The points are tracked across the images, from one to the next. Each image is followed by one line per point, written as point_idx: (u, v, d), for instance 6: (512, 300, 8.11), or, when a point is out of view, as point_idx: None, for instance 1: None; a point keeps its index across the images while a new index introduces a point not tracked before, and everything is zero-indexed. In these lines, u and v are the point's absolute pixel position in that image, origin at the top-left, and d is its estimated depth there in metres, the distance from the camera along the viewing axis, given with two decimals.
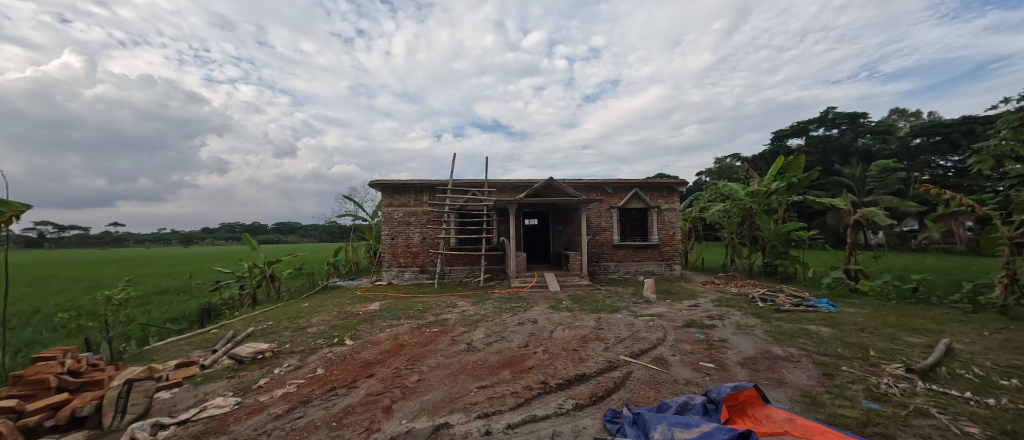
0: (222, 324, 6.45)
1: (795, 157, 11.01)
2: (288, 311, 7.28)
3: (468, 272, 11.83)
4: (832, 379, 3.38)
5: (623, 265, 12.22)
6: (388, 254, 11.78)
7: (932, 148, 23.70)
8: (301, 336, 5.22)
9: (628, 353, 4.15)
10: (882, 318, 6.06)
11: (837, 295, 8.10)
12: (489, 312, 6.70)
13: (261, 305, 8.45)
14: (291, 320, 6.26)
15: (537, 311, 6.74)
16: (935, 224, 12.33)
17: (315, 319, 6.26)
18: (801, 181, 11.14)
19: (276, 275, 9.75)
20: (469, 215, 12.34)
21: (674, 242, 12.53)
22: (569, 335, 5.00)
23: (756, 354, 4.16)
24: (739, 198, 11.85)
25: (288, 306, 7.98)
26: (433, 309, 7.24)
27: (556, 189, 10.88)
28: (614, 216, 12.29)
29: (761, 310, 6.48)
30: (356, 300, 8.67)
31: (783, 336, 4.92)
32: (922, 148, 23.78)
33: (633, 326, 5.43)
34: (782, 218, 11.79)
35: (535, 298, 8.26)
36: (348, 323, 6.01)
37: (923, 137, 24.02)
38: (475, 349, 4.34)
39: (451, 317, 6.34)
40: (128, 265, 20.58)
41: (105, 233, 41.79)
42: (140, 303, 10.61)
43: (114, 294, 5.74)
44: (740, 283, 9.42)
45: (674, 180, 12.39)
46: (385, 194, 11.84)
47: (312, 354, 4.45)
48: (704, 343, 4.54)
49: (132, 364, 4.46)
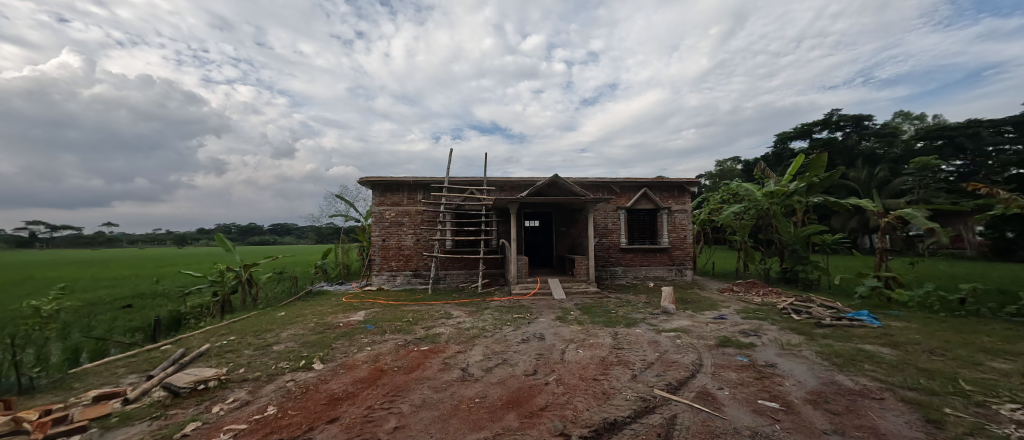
0: (177, 338, 5.56)
1: (817, 156, 10.22)
2: (259, 322, 6.38)
3: (464, 277, 10.98)
4: (944, 431, 2.54)
5: (631, 270, 11.40)
6: (379, 257, 10.93)
7: (937, 152, 23.22)
8: (262, 357, 4.33)
9: (664, 386, 3.29)
10: (940, 334, 5.28)
11: (874, 306, 7.30)
12: (487, 325, 5.83)
13: (233, 314, 7.54)
14: (258, 335, 5.37)
15: (543, 325, 5.87)
16: (946, 229, 11.16)
17: (287, 333, 5.40)
18: (822, 181, 10.37)
19: (254, 279, 8.89)
20: (466, 216, 11.50)
21: (685, 246, 11.73)
22: (585, 358, 4.14)
23: (822, 387, 3.32)
24: (755, 199, 11.09)
25: (262, 315, 7.08)
26: (425, 320, 6.37)
27: (561, 188, 10.04)
28: (621, 217, 11.52)
29: (799, 325, 5.67)
30: (340, 308, 7.81)
31: (841, 360, 4.10)
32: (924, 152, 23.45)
33: (657, 345, 4.62)
34: (801, 220, 11.02)
35: (539, 308, 7.41)
36: (322, 338, 5.13)
37: (926, 141, 23.69)
38: (471, 379, 3.48)
39: (444, 331, 5.47)
40: (110, 266, 19.62)
41: (96, 232, 40.74)
42: (104, 311, 9.67)
43: (42, 304, 4.85)
44: (762, 291, 8.62)
45: (686, 179, 11.60)
46: (376, 193, 11.00)
47: (267, 385, 3.56)
48: (751, 370, 3.71)
49: (42, 395, 3.57)
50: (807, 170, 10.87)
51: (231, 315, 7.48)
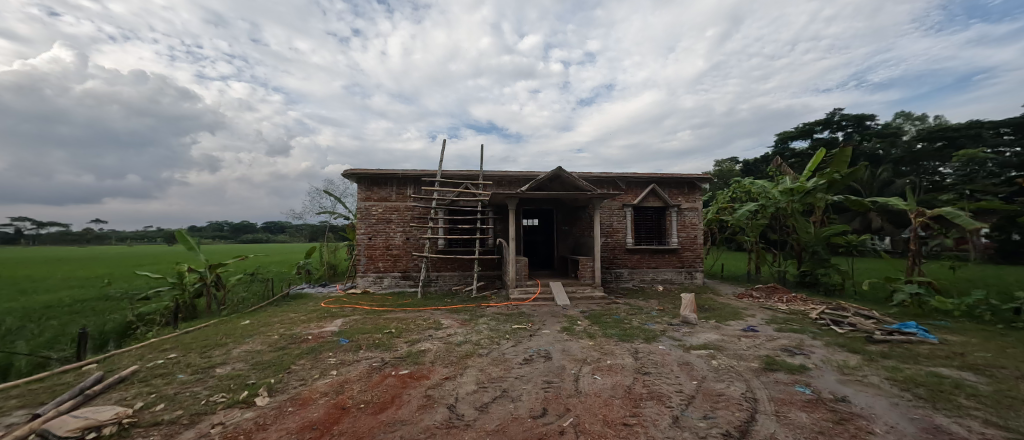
0: (109, 354, 4.61)
1: (839, 150, 9.44)
2: (214, 333, 5.45)
3: (458, 279, 10.09)
4: None
5: (638, 273, 10.58)
6: (365, 257, 9.99)
7: (936, 153, 22.84)
8: (195, 386, 3.39)
9: (721, 437, 2.43)
10: (1015, 353, 4.49)
11: (915, 315, 6.54)
12: (482, 340, 4.93)
13: (192, 322, 6.60)
14: (204, 351, 4.41)
15: (548, 339, 5.00)
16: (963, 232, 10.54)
17: (241, 349, 4.46)
18: (844, 178, 9.63)
19: (222, 281, 7.95)
20: (460, 213, 10.64)
21: (696, 247, 10.92)
22: (606, 388, 3.26)
23: (930, 438, 2.49)
24: (772, 197, 10.31)
25: (223, 324, 6.15)
26: (410, 332, 5.46)
27: (564, 182, 9.18)
28: (628, 215, 10.68)
29: (847, 340, 4.86)
30: (315, 315, 6.87)
31: (926, 392, 3.29)
32: (924, 153, 23.01)
33: (692, 369, 3.76)
34: (821, 220, 10.26)
35: (542, 316, 6.56)
36: (281, 356, 4.21)
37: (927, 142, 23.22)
38: (460, 424, 2.59)
39: (431, 347, 4.57)
40: (86, 265, 18.44)
41: (82, 229, 39.28)
42: (54, 316, 8.63)
43: None
44: (786, 298, 7.82)
45: (697, 175, 10.81)
46: (362, 187, 10.06)
47: (184, 432, 2.62)
48: (824, 409, 2.86)
49: None
50: (828, 166, 10.11)
51: (189, 322, 6.53)
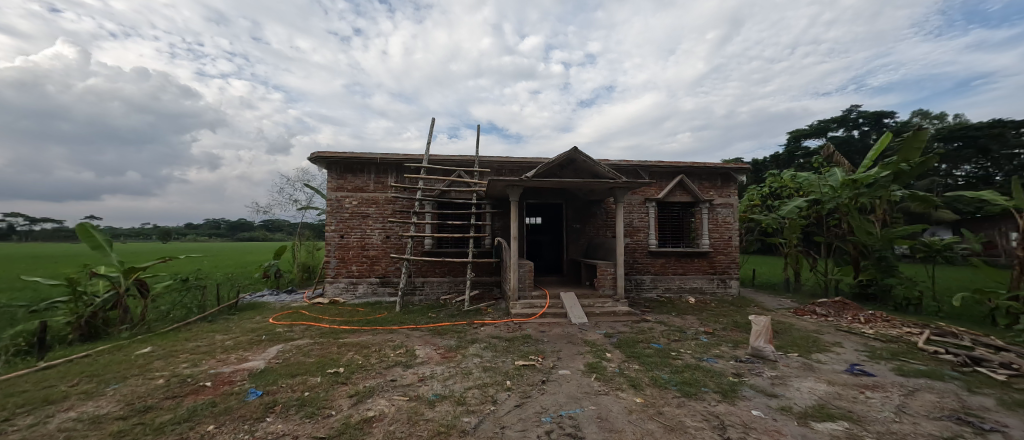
0: None
1: (912, 133, 7.72)
2: (75, 373, 3.69)
3: (448, 287, 8.38)
4: None
5: (662, 280, 8.89)
6: (335, 259, 8.24)
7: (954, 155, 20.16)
8: None
9: None
10: None
11: None
12: (467, 394, 3.15)
13: (83, 347, 4.88)
14: (4, 421, 2.64)
15: (570, 392, 3.24)
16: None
17: (67, 418, 2.68)
18: (915, 168, 7.94)
19: (144, 289, 6.19)
20: (452, 207, 8.94)
21: (730, 250, 9.21)
22: None
23: None
24: (826, 191, 8.56)
25: (111, 353, 4.40)
26: (365, 372, 3.74)
27: (579, 169, 7.46)
28: (651, 211, 8.99)
29: None
30: (250, 338, 5.12)
31: None
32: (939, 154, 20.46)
33: None
34: (882, 219, 8.55)
35: (555, 343, 4.81)
36: (119, 437, 2.44)
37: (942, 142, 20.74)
38: None
39: (382, 413, 2.78)
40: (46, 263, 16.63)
41: None
42: None
43: None
44: (862, 318, 6.11)
45: (733, 165, 9.12)
46: (334, 174, 8.34)
47: None
48: None
49: None
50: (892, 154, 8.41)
51: (75, 348, 4.79)
